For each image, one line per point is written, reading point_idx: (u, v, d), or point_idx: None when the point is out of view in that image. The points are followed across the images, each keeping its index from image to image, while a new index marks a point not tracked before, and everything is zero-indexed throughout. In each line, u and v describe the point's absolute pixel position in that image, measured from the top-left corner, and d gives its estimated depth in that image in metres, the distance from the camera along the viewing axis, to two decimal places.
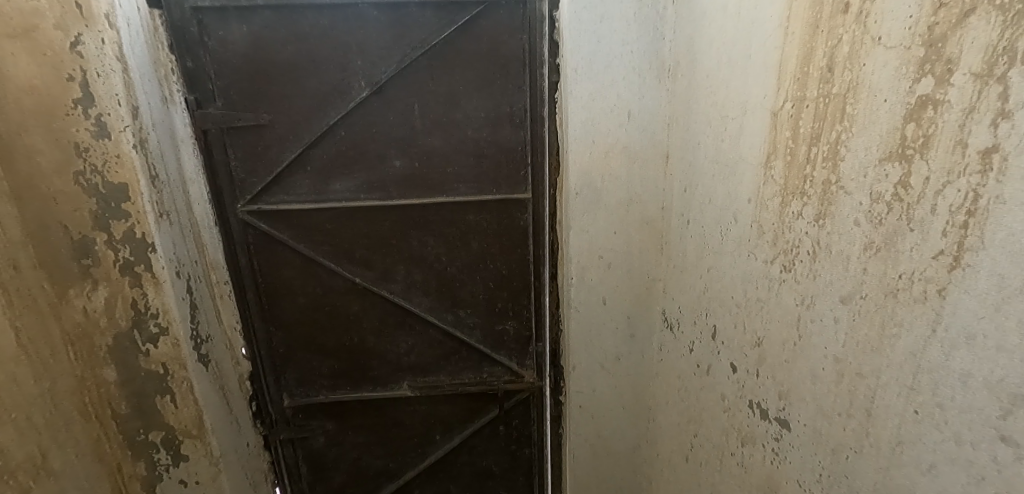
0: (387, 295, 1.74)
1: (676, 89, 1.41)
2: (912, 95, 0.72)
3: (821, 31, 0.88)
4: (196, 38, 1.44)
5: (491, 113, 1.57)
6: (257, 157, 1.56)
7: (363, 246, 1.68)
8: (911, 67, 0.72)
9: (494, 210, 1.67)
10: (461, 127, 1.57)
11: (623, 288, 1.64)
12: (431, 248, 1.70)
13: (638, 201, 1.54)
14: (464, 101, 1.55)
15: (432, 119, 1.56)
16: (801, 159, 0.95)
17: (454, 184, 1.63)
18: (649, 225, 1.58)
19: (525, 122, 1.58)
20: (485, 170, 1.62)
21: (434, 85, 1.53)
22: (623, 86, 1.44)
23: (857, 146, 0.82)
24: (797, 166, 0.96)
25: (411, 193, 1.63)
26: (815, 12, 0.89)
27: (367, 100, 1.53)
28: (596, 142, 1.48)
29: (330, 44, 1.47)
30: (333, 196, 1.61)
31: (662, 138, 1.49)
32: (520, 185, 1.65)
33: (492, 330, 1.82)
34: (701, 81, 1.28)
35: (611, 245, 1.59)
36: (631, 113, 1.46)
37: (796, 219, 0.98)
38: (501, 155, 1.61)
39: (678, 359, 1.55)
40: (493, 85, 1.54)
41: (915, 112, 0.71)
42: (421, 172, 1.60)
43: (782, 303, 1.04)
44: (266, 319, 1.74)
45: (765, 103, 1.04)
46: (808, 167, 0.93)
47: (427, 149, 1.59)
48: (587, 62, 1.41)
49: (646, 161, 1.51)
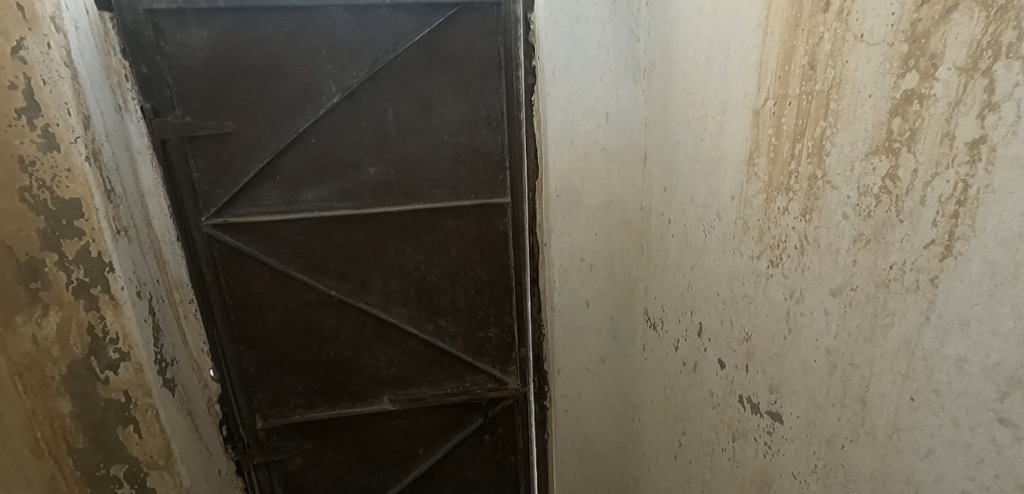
0: (364, 306, 1.68)
1: (652, 90, 1.43)
2: (897, 90, 0.74)
3: (801, 29, 0.90)
4: (152, 43, 1.35)
5: (468, 117, 1.54)
6: (221, 167, 1.48)
7: (338, 257, 1.62)
8: (895, 63, 0.73)
9: (474, 216, 1.64)
10: (437, 132, 1.54)
11: (605, 289, 1.64)
12: (409, 256, 1.65)
13: (618, 201, 1.55)
14: (440, 105, 1.52)
15: (407, 124, 1.52)
16: (785, 156, 0.96)
17: (432, 190, 1.59)
18: (629, 226, 1.58)
19: (502, 125, 1.56)
20: (463, 175, 1.59)
21: (408, 89, 1.49)
22: (600, 87, 1.44)
23: (842, 141, 0.84)
24: (780, 163, 0.98)
25: (387, 201, 1.58)
26: (795, 11, 0.91)
27: (338, 105, 1.48)
28: (575, 144, 1.47)
29: (297, 48, 1.41)
30: (304, 206, 1.55)
31: (640, 138, 1.50)
32: (499, 189, 1.62)
33: (474, 338, 1.79)
34: (679, 81, 1.30)
35: (593, 247, 1.58)
36: (609, 115, 1.46)
37: (781, 214, 0.99)
38: (479, 159, 1.58)
39: (663, 358, 1.56)
40: (468, 89, 1.52)
41: (901, 106, 0.73)
42: (396, 178, 1.56)
43: (770, 297, 1.05)
44: (235, 338, 1.65)
45: (745, 102, 1.06)
46: (793, 163, 0.95)
47: (403, 155, 1.54)
48: (564, 64, 1.41)
49: (625, 162, 1.51)
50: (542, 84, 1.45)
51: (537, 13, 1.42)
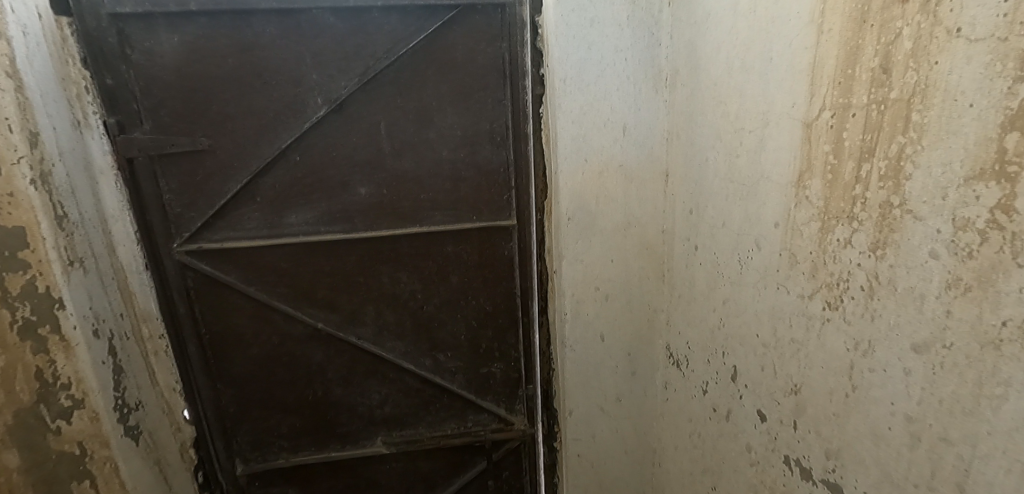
0: (355, 340, 1.52)
1: (675, 101, 1.27)
2: (1013, 97, 0.57)
3: (871, 25, 0.74)
4: (116, 51, 1.21)
5: (469, 131, 1.38)
6: (195, 188, 1.33)
7: (326, 286, 1.47)
8: (1011, 63, 0.56)
9: (476, 240, 1.47)
10: (434, 147, 1.38)
11: (622, 321, 1.47)
12: (405, 284, 1.49)
13: (636, 224, 1.38)
14: (438, 118, 1.36)
15: (400, 138, 1.37)
16: (847, 178, 0.80)
17: (429, 211, 1.43)
18: (649, 251, 1.41)
19: (508, 140, 1.40)
20: (464, 195, 1.43)
21: (402, 101, 1.34)
22: (617, 97, 1.28)
23: (930, 161, 0.67)
24: (841, 186, 0.81)
25: (380, 223, 1.42)
26: (862, 3, 0.74)
27: (324, 119, 1.33)
28: (589, 161, 1.31)
29: (279, 55, 1.27)
30: (288, 230, 1.40)
31: (661, 154, 1.34)
32: (503, 210, 1.46)
33: (477, 374, 1.61)
34: (707, 90, 1.14)
35: (608, 276, 1.42)
36: (627, 128, 1.31)
37: (843, 248, 0.82)
38: (482, 177, 1.42)
39: (689, 401, 1.38)
40: (470, 100, 1.36)
41: (1020, 118, 0.56)
42: (390, 199, 1.40)
43: (826, 346, 0.88)
44: (212, 376, 1.49)
45: (794, 113, 0.89)
46: (858, 187, 0.78)
47: (397, 173, 1.39)
48: (577, 71, 1.25)
49: (644, 180, 1.35)
50: (551, 94, 1.29)
51: (545, 15, 1.27)
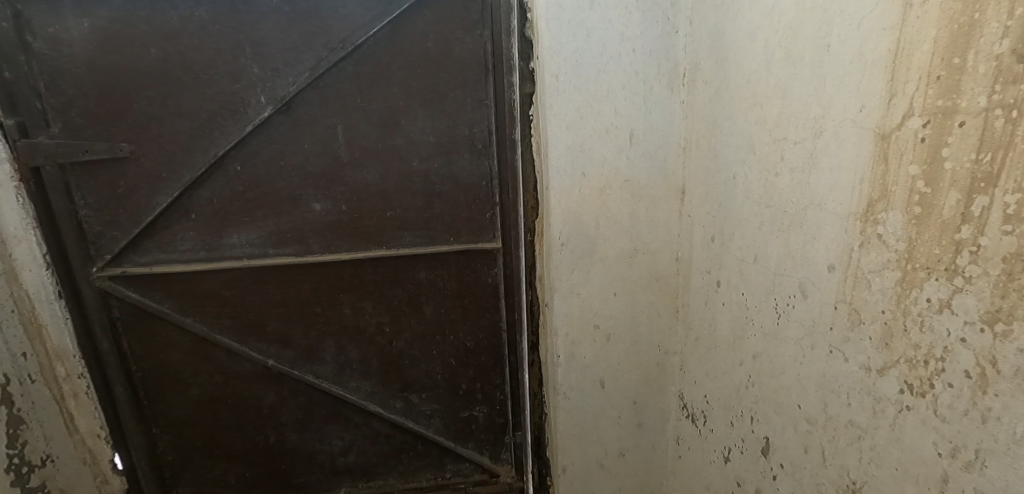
0: (312, 380, 1.30)
1: (695, 102, 1.03)
2: None
3: None
4: (15, 39, 1.01)
5: (444, 136, 1.15)
6: (117, 203, 1.12)
7: (277, 317, 1.25)
8: None
9: (454, 265, 1.24)
10: (403, 156, 1.15)
11: (627, 365, 1.23)
12: (370, 316, 1.27)
13: (645, 251, 1.15)
14: (406, 121, 1.13)
15: (362, 144, 1.14)
16: (948, 216, 0.56)
17: (398, 231, 1.20)
18: (660, 282, 1.18)
19: (491, 147, 1.17)
20: (438, 213, 1.20)
21: (363, 100, 1.11)
22: (623, 97, 1.04)
23: None
24: (937, 226, 0.57)
25: (339, 245, 1.20)
26: None
27: (269, 121, 1.11)
28: (587, 175, 1.07)
29: (212, 44, 1.05)
30: (229, 252, 1.18)
31: (676, 167, 1.10)
32: (486, 231, 1.22)
33: (456, 419, 1.38)
34: (737, 90, 0.90)
35: (611, 312, 1.18)
36: (635, 135, 1.06)
37: (936, 312, 0.58)
38: (460, 192, 1.19)
39: (707, 466, 1.14)
40: (445, 99, 1.13)
41: None
42: (350, 217, 1.18)
43: (905, 443, 0.63)
44: (145, 419, 1.28)
45: (861, 121, 0.65)
46: (966, 229, 0.54)
47: (358, 187, 1.16)
48: (573, 65, 1.01)
49: (656, 198, 1.11)
50: (541, 92, 1.05)
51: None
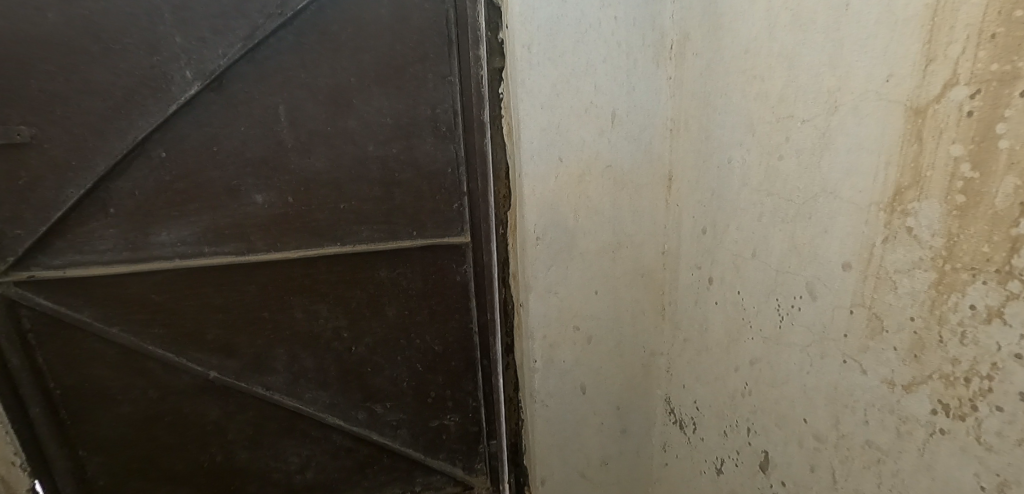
0: (262, 392, 1.16)
1: (683, 77, 0.92)
2: None
3: None
4: None
5: (404, 118, 1.02)
6: (17, 196, 0.95)
7: (217, 324, 1.10)
8: None
9: (418, 262, 1.12)
10: (356, 140, 1.01)
11: (609, 368, 1.13)
12: (326, 320, 1.13)
13: (629, 244, 1.04)
14: (359, 100, 0.99)
15: (308, 127, 0.99)
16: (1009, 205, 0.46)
17: (353, 226, 1.06)
18: (645, 278, 1.08)
19: (457, 129, 1.04)
20: (399, 204, 1.07)
21: (309, 76, 0.97)
22: (604, 72, 0.92)
23: None
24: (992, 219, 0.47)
25: (286, 242, 1.06)
26: None
27: (198, 100, 0.96)
28: (564, 160, 0.95)
29: (123, 7, 0.89)
30: (157, 252, 1.03)
31: (663, 151, 0.99)
32: (453, 224, 1.10)
33: (425, 429, 1.26)
34: (733, 62, 0.79)
35: (592, 312, 1.07)
36: (617, 114, 0.95)
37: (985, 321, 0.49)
38: (423, 181, 1.06)
39: (697, 476, 1.05)
40: (403, 75, 1.00)
41: None
42: (297, 210, 1.03)
43: (939, 472, 0.54)
44: (68, 443, 1.12)
45: (888, 93, 0.55)
46: None
47: (305, 175, 1.02)
48: (547, 34, 0.88)
49: (640, 186, 1.01)
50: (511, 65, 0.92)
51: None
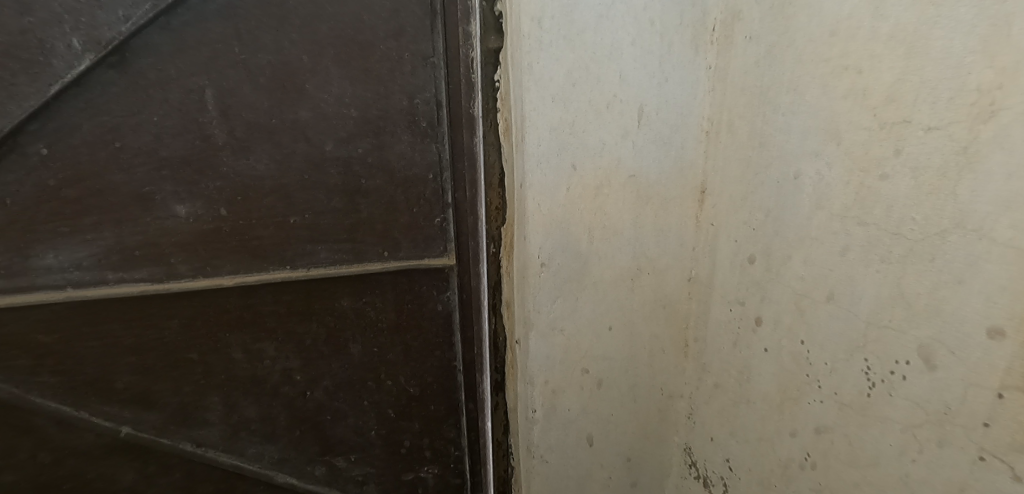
0: (190, 449, 0.82)
1: (725, 67, 0.74)
2: None
3: None
4: None
5: (373, 109, 0.75)
6: None
7: (127, 371, 0.75)
8: None
9: (390, 289, 0.85)
10: (310, 136, 0.73)
11: (622, 416, 0.94)
12: (272, 361, 0.83)
13: (650, 271, 0.86)
14: (314, 83, 0.71)
15: (245, 117, 0.69)
16: None
17: (309, 245, 0.78)
18: (667, 310, 0.89)
19: (441, 124, 0.79)
20: (365, 218, 0.79)
21: (245, 49, 0.67)
22: (632, 57, 0.72)
23: None
24: None
25: (221, 265, 0.74)
26: None
27: (91, 77, 0.61)
28: (579, 168, 0.75)
29: None
30: (44, 281, 0.66)
31: (696, 158, 0.81)
32: (433, 241, 0.85)
33: (397, 483, 1.02)
34: (809, 47, 0.61)
35: (603, 351, 0.88)
36: (644, 111, 0.76)
37: None
38: (397, 189, 0.80)
39: None
40: (372, 52, 0.72)
41: None
42: (232, 224, 0.73)
43: None
44: None
45: None
46: None
47: (242, 179, 0.71)
48: (566, 4, 0.67)
49: (667, 200, 0.82)
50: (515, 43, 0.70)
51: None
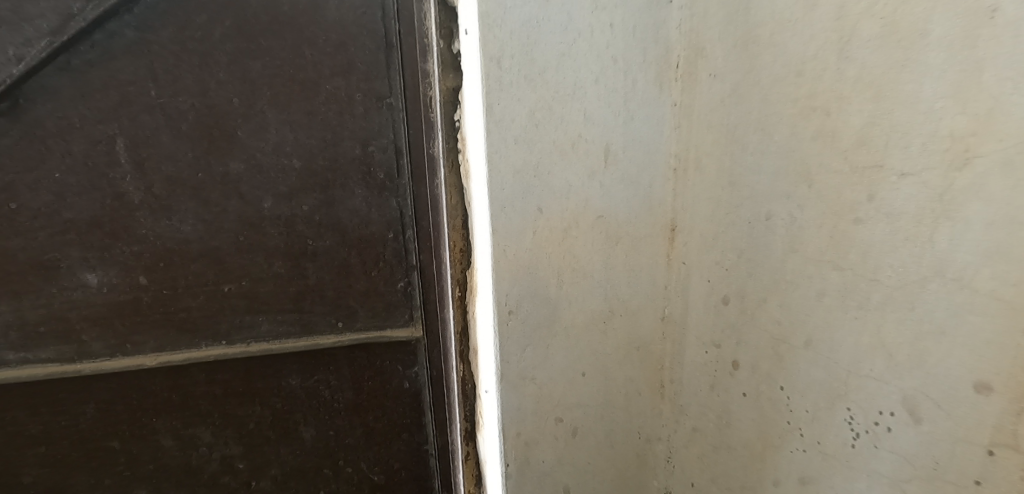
0: None
1: (690, 106, 0.73)
2: None
3: None
4: None
5: (318, 160, 0.68)
6: None
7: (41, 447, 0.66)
8: None
9: (348, 366, 0.76)
10: (244, 193, 0.66)
11: (599, 465, 0.89)
12: (209, 448, 0.73)
13: (623, 312, 0.82)
14: (248, 130, 0.64)
15: (162, 170, 0.63)
16: None
17: (247, 316, 0.70)
18: (641, 353, 0.86)
19: (400, 176, 0.72)
20: (314, 286, 0.72)
21: (163, 92, 0.60)
22: (596, 96, 0.70)
23: None
24: None
25: (149, 327, 0.67)
26: None
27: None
28: (545, 210, 0.72)
29: None
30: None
31: (664, 197, 0.78)
32: (393, 308, 0.77)
33: None
34: (776, 86, 0.59)
35: (578, 398, 0.84)
36: (611, 151, 0.73)
37: None
38: (351, 251, 0.72)
39: None
40: (317, 93, 0.66)
41: None
42: (155, 287, 0.65)
43: None
44: None
45: None
46: None
47: (160, 242, 0.64)
48: (525, 43, 0.64)
49: (638, 240, 0.79)
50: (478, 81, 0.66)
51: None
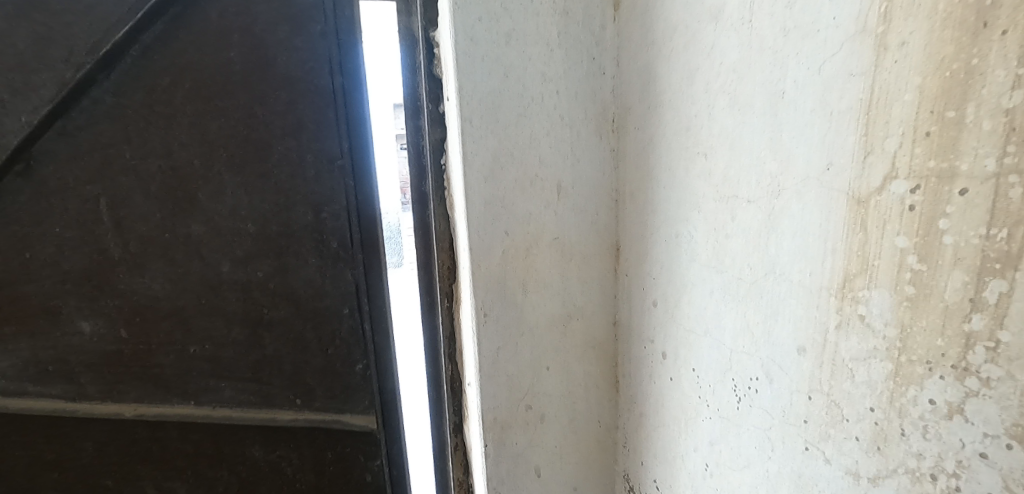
0: None
1: (625, 150, 0.93)
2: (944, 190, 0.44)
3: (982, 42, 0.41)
4: None
5: (276, 233, 1.11)
6: None
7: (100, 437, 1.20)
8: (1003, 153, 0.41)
9: (305, 444, 1.28)
10: (206, 256, 1.11)
11: (566, 448, 1.06)
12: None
13: (580, 317, 1.01)
14: (208, 193, 1.07)
15: (139, 232, 1.08)
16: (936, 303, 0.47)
17: (214, 383, 1.19)
18: (596, 351, 1.03)
19: (357, 252, 1.13)
20: (275, 363, 1.20)
21: (136, 155, 1.03)
22: (549, 145, 0.90)
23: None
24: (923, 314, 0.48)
25: (154, 356, 1.15)
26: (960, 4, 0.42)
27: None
28: (511, 233, 0.92)
29: None
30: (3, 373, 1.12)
31: (610, 222, 0.98)
32: (353, 398, 1.24)
33: None
34: (677, 138, 0.79)
35: (545, 389, 1.02)
36: (563, 187, 0.93)
37: (929, 416, 0.48)
38: (306, 324, 1.17)
39: None
40: (272, 150, 1.05)
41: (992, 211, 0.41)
42: (133, 343, 1.14)
43: None
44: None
45: (825, 181, 0.55)
46: (964, 317, 0.45)
47: (133, 297, 1.11)
48: (490, 107, 0.86)
49: (590, 257, 0.98)
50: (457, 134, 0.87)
51: (443, 21, 0.86)
